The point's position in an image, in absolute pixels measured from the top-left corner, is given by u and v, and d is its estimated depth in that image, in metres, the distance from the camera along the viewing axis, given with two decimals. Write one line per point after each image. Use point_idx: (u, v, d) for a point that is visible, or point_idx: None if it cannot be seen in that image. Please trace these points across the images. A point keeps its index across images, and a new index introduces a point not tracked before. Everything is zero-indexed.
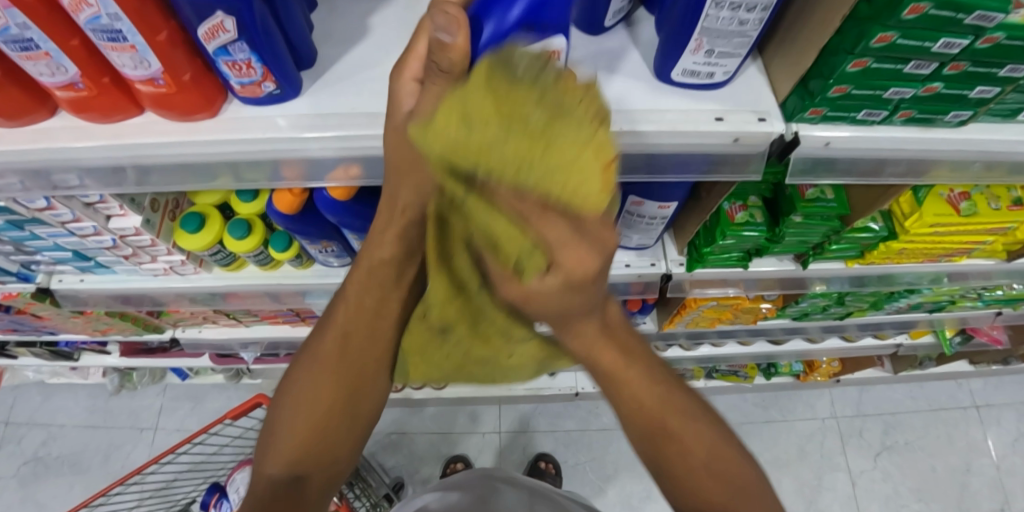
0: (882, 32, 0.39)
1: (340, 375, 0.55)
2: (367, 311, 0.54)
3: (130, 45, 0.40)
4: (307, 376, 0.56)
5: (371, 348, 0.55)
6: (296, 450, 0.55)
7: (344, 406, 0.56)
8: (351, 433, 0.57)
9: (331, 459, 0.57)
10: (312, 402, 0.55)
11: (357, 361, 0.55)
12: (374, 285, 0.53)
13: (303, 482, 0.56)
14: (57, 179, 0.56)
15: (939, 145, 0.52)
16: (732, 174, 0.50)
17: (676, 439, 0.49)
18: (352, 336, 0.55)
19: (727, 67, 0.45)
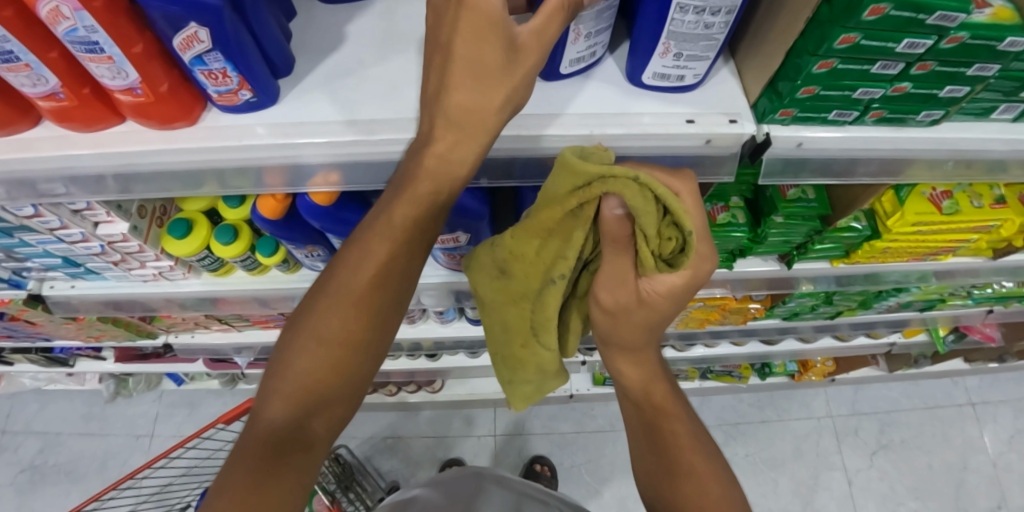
0: (844, 33, 0.39)
1: (370, 311, 0.48)
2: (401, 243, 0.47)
3: (107, 56, 0.41)
4: (332, 312, 0.48)
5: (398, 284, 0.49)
6: (311, 394, 0.48)
7: (365, 347, 0.49)
8: (367, 377, 0.51)
9: (345, 401, 0.50)
10: (333, 339, 0.48)
11: (388, 297, 0.48)
12: (424, 212, 0.46)
13: (309, 426, 0.49)
14: (44, 187, 0.56)
15: (912, 144, 0.52)
16: (706, 175, 0.51)
17: (671, 446, 0.62)
18: (383, 270, 0.47)
19: (696, 70, 0.46)
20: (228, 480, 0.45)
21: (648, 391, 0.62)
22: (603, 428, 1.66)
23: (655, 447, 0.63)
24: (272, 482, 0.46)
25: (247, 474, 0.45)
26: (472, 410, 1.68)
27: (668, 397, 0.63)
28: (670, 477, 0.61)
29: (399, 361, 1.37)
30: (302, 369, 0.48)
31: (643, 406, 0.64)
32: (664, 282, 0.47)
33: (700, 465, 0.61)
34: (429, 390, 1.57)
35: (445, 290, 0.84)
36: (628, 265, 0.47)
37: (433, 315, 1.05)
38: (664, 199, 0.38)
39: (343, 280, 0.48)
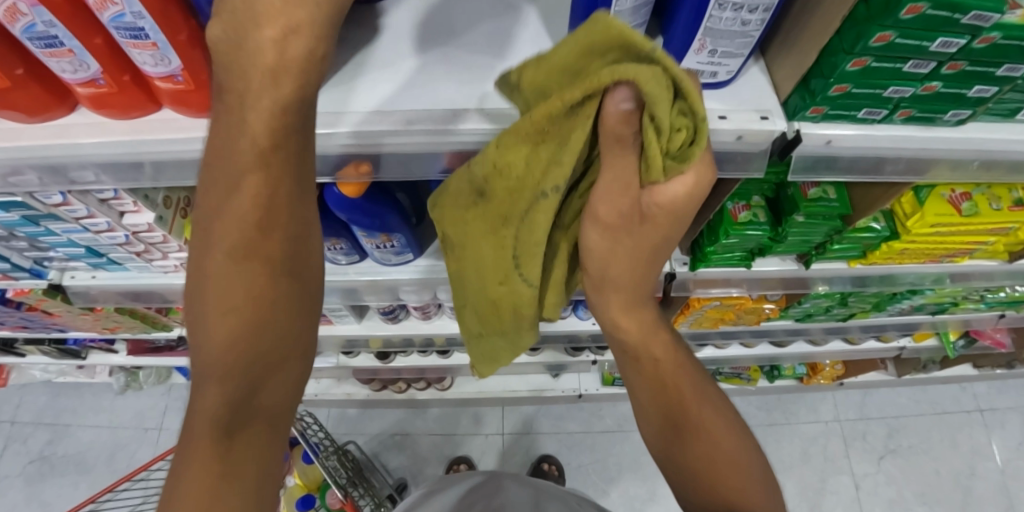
0: (880, 32, 0.40)
1: (266, 270, 0.44)
2: (279, 193, 0.42)
3: (152, 43, 0.41)
4: (224, 280, 0.44)
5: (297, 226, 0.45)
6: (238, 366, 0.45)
7: (280, 305, 0.46)
8: (299, 332, 0.48)
9: (284, 362, 0.48)
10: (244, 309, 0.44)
11: (287, 245, 0.44)
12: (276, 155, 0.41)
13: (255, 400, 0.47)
14: (75, 174, 0.57)
15: (938, 144, 0.53)
16: (735, 171, 0.51)
17: (677, 394, 0.64)
18: (266, 228, 0.43)
19: (729, 66, 0.46)
20: (184, 481, 0.44)
21: (651, 341, 0.64)
22: (611, 428, 1.66)
23: (664, 407, 0.64)
24: (228, 467, 0.45)
25: (211, 457, 0.44)
26: (480, 408, 1.69)
27: (664, 348, 0.64)
28: (683, 434, 0.63)
29: (410, 357, 1.37)
30: (219, 349, 0.45)
31: (644, 361, 0.64)
32: (667, 189, 0.45)
33: (710, 415, 0.63)
34: (438, 387, 1.57)
35: None
36: (631, 164, 0.43)
37: (447, 311, 1.06)
38: (679, 78, 0.33)
39: (229, 246, 0.43)
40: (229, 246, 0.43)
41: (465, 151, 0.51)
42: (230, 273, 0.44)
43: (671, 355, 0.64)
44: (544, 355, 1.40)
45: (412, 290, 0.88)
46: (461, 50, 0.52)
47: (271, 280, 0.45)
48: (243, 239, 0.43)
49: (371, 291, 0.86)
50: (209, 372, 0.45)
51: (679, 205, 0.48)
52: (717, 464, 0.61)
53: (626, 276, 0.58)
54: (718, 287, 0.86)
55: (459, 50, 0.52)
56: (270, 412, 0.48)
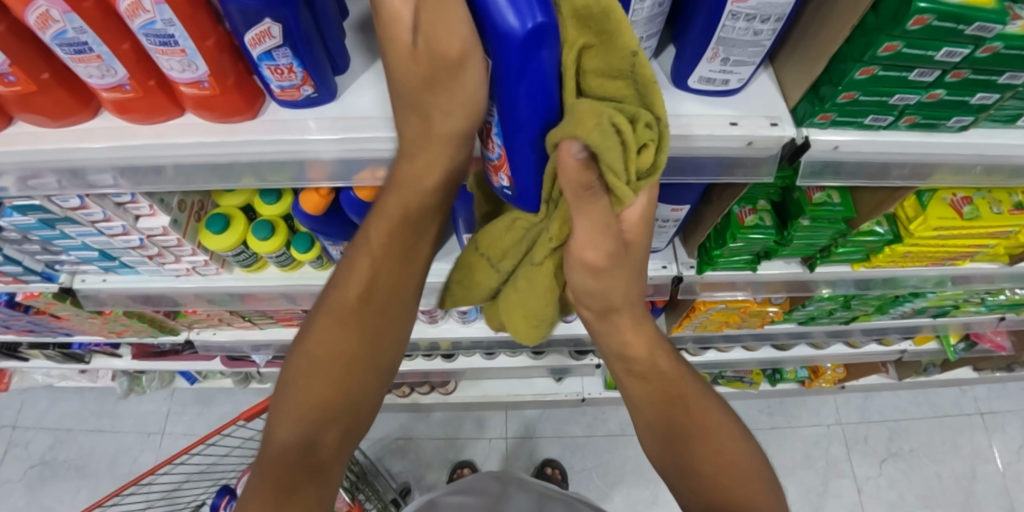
0: (888, 42, 0.41)
1: (360, 329, 0.61)
2: (384, 268, 0.59)
3: (180, 49, 0.42)
4: (324, 334, 0.61)
5: (393, 307, 0.61)
6: (318, 409, 0.60)
7: (361, 362, 0.61)
8: (369, 386, 0.63)
9: (352, 415, 0.63)
10: (330, 361, 0.61)
11: (378, 314, 0.61)
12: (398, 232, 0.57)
13: (319, 441, 0.61)
14: (93, 178, 0.58)
15: (942, 149, 0.54)
16: (745, 176, 0.52)
17: (681, 402, 0.66)
18: (368, 293, 0.60)
19: (740, 74, 0.47)
20: (255, 492, 0.58)
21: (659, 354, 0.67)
22: (614, 432, 1.67)
23: (665, 412, 0.66)
24: (290, 490, 0.58)
25: (280, 477, 0.58)
26: (483, 412, 1.69)
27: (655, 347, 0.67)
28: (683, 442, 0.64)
29: (415, 361, 1.37)
30: (305, 393, 0.61)
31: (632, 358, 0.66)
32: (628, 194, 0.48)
33: (712, 419, 0.65)
34: (442, 391, 1.58)
35: None
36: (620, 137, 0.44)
37: (454, 315, 1.06)
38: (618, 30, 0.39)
39: (333, 319, 0.60)
40: (337, 311, 0.60)
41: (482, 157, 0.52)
42: (328, 334, 0.60)
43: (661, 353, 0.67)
44: (548, 359, 1.41)
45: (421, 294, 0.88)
46: None
47: (354, 344, 0.61)
48: (351, 310, 0.60)
49: None
50: (293, 409, 0.60)
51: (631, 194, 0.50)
52: (715, 461, 0.63)
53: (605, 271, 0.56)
54: (723, 290, 0.87)
55: None
56: (329, 463, 0.62)
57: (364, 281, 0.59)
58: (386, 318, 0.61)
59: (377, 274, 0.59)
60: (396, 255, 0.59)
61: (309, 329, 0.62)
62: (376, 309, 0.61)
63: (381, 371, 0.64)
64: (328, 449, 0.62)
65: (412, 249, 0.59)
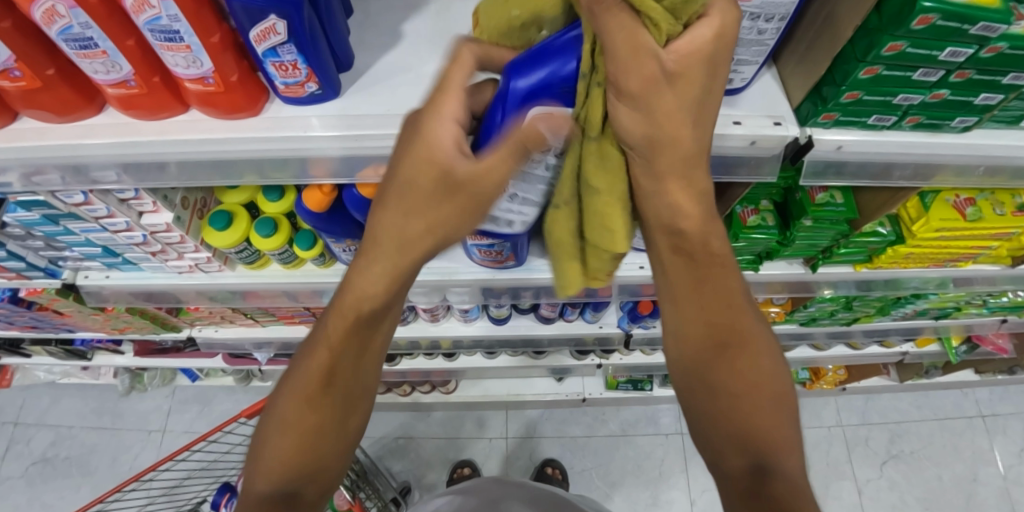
0: (891, 41, 0.41)
1: (329, 391, 0.54)
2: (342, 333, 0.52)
3: (185, 45, 0.43)
4: (292, 396, 0.54)
5: (362, 369, 0.55)
6: (289, 470, 0.54)
7: (335, 421, 0.55)
8: (342, 439, 0.56)
9: (330, 470, 0.56)
10: (301, 427, 0.53)
11: (348, 375, 0.54)
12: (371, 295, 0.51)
13: (298, 494, 0.55)
14: (98, 174, 0.58)
15: (945, 150, 0.54)
16: (748, 176, 0.52)
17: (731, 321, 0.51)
18: (335, 357, 0.53)
19: (744, 73, 0.47)
20: None
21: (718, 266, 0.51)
22: (615, 433, 1.67)
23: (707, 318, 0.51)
24: None
25: None
26: (484, 411, 1.69)
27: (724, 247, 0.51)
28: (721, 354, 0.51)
29: (415, 360, 1.38)
30: (275, 454, 0.53)
31: (694, 255, 0.50)
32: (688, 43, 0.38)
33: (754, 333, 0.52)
34: (443, 390, 1.58)
35: (475, 287, 0.85)
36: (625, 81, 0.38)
37: (456, 314, 1.06)
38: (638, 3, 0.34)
39: (306, 385, 0.53)
40: (307, 381, 0.53)
41: None
42: (299, 401, 0.53)
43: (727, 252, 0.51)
44: (549, 359, 1.41)
45: (422, 292, 0.88)
46: None
47: (326, 409, 0.54)
48: (320, 377, 0.53)
49: None
50: (265, 474, 0.53)
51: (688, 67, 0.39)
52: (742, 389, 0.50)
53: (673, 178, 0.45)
54: None
55: None
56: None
57: (338, 344, 0.53)
58: (356, 379, 0.55)
59: (351, 341, 0.53)
60: (365, 319, 0.52)
61: (282, 395, 0.55)
62: (351, 371, 0.54)
63: (353, 429, 0.57)
64: (312, 496, 0.56)
65: (386, 311, 0.53)
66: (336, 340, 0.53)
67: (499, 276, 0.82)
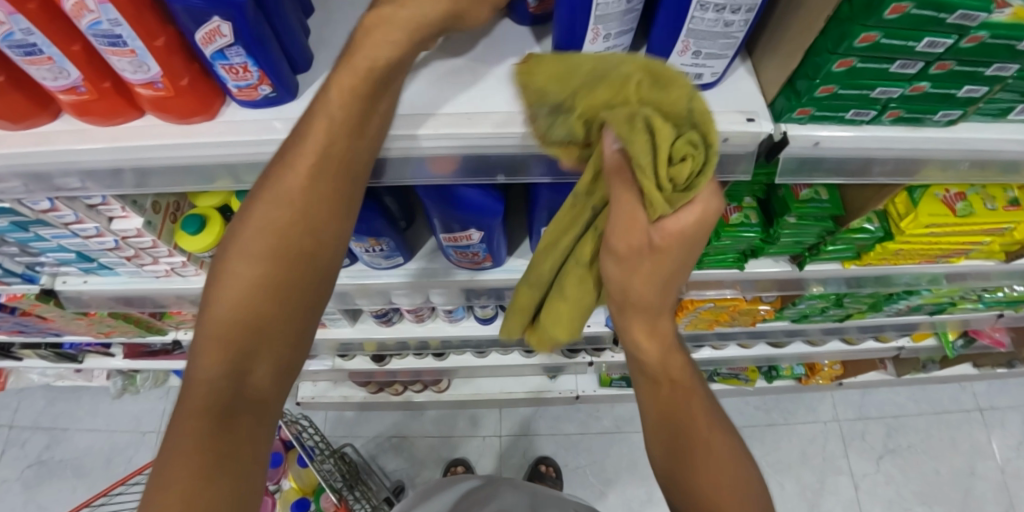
0: (864, 32, 0.39)
1: (286, 259, 0.45)
2: (299, 201, 0.45)
3: (129, 49, 0.41)
4: (237, 270, 0.45)
5: (321, 241, 0.46)
6: (240, 343, 0.44)
7: (289, 296, 0.46)
8: (297, 332, 0.47)
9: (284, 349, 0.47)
10: (227, 316, 0.44)
11: (303, 251, 0.46)
12: (321, 170, 0.44)
13: (250, 374, 0.45)
14: (61, 181, 0.56)
15: (929, 145, 0.52)
16: (722, 174, 0.50)
17: (697, 433, 0.53)
18: (285, 225, 0.45)
19: (714, 68, 0.46)
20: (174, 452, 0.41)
21: (677, 379, 0.55)
22: (609, 430, 1.66)
23: (668, 421, 0.54)
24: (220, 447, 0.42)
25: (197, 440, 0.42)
26: (478, 410, 1.68)
27: (686, 372, 0.55)
28: (690, 456, 0.52)
29: (406, 360, 1.37)
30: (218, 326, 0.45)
31: (661, 381, 0.55)
32: (678, 221, 0.43)
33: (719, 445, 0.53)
34: (435, 389, 1.57)
35: (456, 288, 0.84)
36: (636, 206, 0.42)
37: (441, 314, 1.05)
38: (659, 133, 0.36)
39: (245, 256, 0.45)
40: (248, 239, 0.45)
41: (450, 156, 0.51)
42: (234, 284, 0.45)
43: (688, 377, 0.55)
44: (541, 357, 1.40)
45: (405, 294, 0.86)
46: (447, 56, 0.52)
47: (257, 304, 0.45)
48: (264, 236, 0.45)
49: (364, 294, 0.86)
50: (176, 433, 0.43)
51: (687, 237, 0.45)
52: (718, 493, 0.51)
53: (651, 292, 0.50)
54: (712, 288, 0.85)
55: (443, 57, 0.52)
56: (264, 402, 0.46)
57: (295, 188, 0.44)
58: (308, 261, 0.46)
59: (329, 184, 0.45)
60: (349, 178, 0.45)
61: (210, 286, 0.46)
62: (321, 192, 0.45)
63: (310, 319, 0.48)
64: (243, 447, 0.44)
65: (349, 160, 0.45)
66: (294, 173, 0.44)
67: (479, 277, 0.80)
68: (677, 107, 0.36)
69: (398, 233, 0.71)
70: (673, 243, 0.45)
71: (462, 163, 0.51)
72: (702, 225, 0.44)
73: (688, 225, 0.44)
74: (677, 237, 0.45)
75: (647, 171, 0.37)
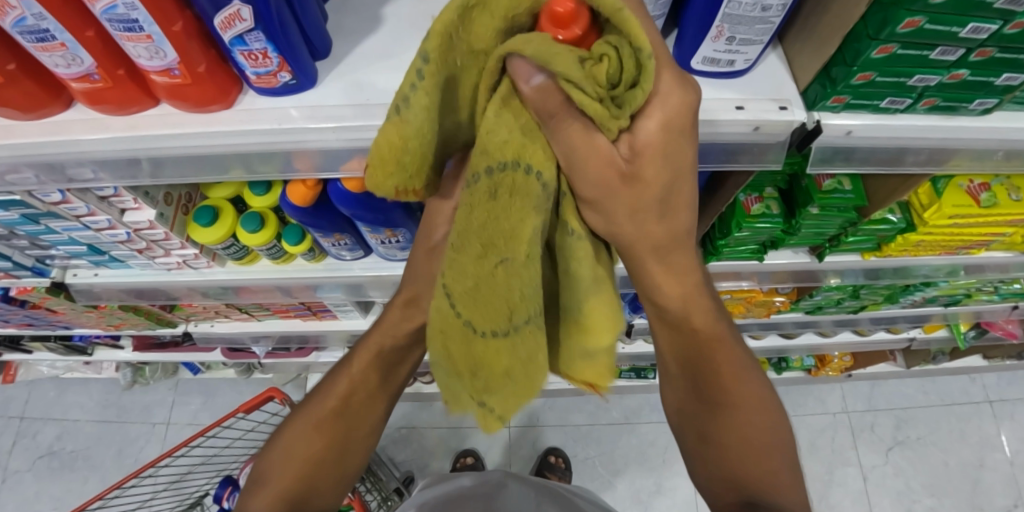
0: (908, 17, 0.38)
1: (340, 427, 0.60)
2: (365, 383, 0.60)
3: (146, 35, 0.40)
4: (302, 431, 0.60)
5: (372, 413, 0.62)
6: (286, 497, 0.58)
7: (334, 460, 0.61)
8: (334, 484, 0.62)
9: (319, 490, 0.60)
10: (287, 474, 0.59)
11: (354, 419, 0.61)
12: (373, 371, 0.60)
13: None
14: (73, 172, 0.55)
15: (962, 134, 0.51)
16: (751, 163, 0.49)
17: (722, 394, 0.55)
18: (347, 402, 0.60)
19: (748, 54, 0.44)
20: None
21: (713, 342, 0.53)
22: (617, 421, 1.66)
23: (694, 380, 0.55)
24: None
25: None
26: None
27: (709, 324, 0.52)
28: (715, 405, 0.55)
29: None
30: (275, 483, 0.59)
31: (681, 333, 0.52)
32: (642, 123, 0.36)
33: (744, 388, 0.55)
34: None
35: None
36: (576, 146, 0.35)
37: None
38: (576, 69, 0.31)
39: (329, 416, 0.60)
40: (321, 408, 0.60)
41: None
42: (311, 437, 0.60)
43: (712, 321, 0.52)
44: None
45: None
46: None
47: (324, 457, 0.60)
48: (331, 411, 0.60)
49: (378, 287, 0.85)
50: None
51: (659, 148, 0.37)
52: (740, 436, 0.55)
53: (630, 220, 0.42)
54: (728, 279, 0.84)
55: None
56: None
57: (355, 419, 0.61)
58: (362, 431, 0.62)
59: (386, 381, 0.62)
60: (381, 378, 0.61)
61: (272, 467, 0.60)
62: (379, 381, 0.61)
63: (348, 474, 0.63)
64: None
65: (407, 353, 0.61)
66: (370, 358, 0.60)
67: None
68: (630, 59, 0.31)
69: (415, 225, 0.71)
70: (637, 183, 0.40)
71: None
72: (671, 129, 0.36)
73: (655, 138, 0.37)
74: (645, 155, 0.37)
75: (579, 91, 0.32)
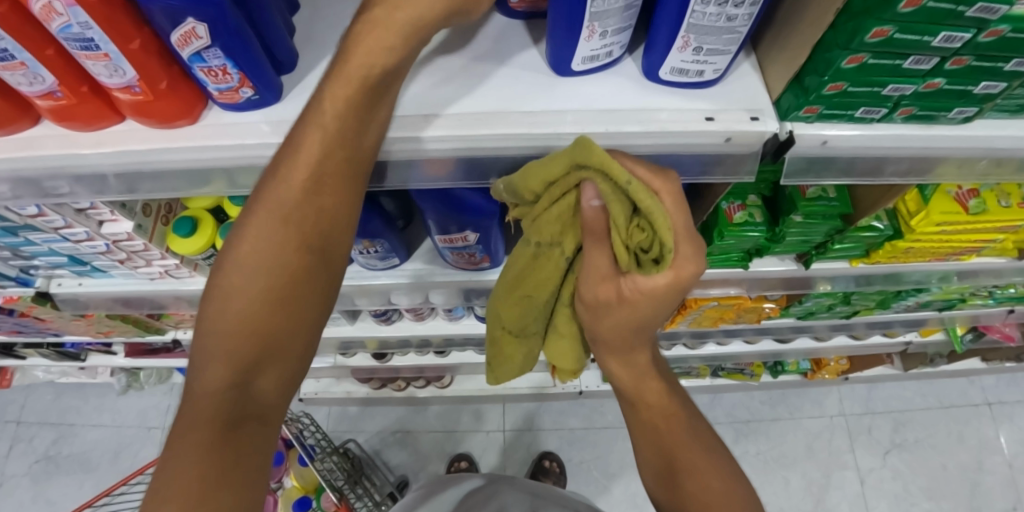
0: (877, 26, 0.37)
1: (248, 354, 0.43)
2: (261, 290, 0.42)
3: (103, 54, 0.39)
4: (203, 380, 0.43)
5: (292, 327, 0.44)
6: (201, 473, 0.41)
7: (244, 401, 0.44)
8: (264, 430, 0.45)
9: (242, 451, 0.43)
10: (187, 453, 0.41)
11: (263, 341, 0.43)
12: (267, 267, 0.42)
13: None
14: (47, 186, 0.55)
15: (943, 143, 0.50)
16: (724, 176, 0.49)
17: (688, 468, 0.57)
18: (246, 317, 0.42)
19: (717, 65, 0.44)
20: None
21: (670, 417, 0.60)
22: (612, 424, 1.65)
23: (661, 460, 0.60)
24: None
25: None
26: (481, 405, 1.68)
27: (664, 397, 0.61)
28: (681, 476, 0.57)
29: (407, 357, 1.36)
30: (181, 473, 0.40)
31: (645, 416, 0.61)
32: (649, 282, 0.43)
33: (704, 463, 0.57)
34: (438, 385, 1.57)
35: (454, 288, 0.83)
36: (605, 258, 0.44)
37: (441, 313, 1.04)
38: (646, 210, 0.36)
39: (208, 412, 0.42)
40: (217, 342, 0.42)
41: (443, 159, 0.48)
42: (189, 462, 0.41)
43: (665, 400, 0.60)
44: None
45: (403, 293, 0.85)
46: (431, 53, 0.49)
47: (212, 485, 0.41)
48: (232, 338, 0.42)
49: (362, 295, 0.84)
50: None
51: (657, 295, 0.44)
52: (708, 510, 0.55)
53: (618, 336, 0.52)
54: (716, 287, 0.83)
55: (435, 54, 0.48)
56: None
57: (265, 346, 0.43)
58: (270, 424, 0.46)
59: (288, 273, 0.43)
60: (288, 273, 0.43)
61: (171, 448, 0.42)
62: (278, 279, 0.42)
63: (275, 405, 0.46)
64: None
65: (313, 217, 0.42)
66: (244, 319, 0.42)
67: (479, 277, 0.79)
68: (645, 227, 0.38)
69: (394, 234, 0.70)
70: (623, 319, 0.48)
71: (454, 165, 0.48)
72: (674, 287, 0.43)
73: (658, 291, 0.43)
74: (647, 294, 0.44)
75: (617, 232, 0.39)
